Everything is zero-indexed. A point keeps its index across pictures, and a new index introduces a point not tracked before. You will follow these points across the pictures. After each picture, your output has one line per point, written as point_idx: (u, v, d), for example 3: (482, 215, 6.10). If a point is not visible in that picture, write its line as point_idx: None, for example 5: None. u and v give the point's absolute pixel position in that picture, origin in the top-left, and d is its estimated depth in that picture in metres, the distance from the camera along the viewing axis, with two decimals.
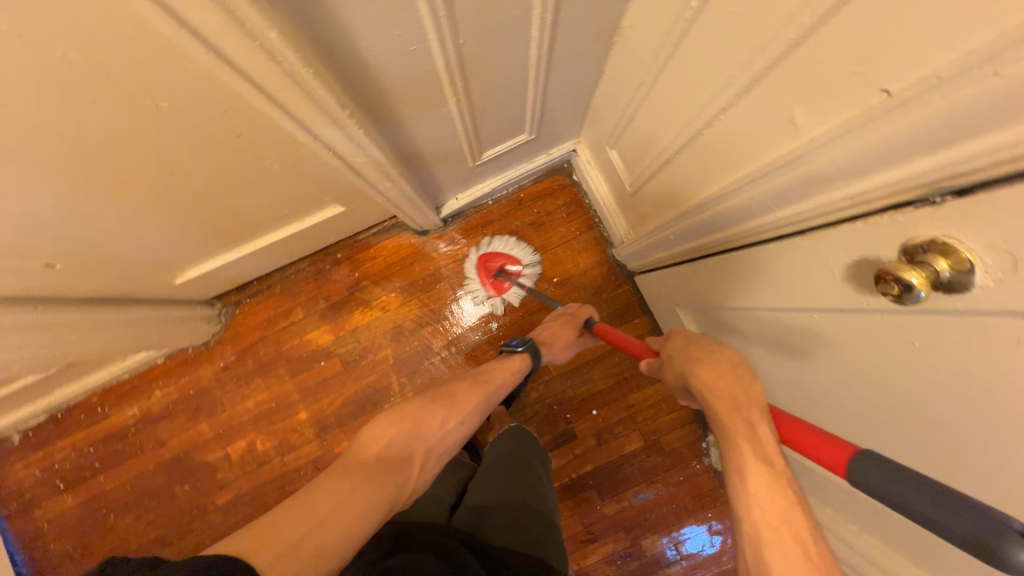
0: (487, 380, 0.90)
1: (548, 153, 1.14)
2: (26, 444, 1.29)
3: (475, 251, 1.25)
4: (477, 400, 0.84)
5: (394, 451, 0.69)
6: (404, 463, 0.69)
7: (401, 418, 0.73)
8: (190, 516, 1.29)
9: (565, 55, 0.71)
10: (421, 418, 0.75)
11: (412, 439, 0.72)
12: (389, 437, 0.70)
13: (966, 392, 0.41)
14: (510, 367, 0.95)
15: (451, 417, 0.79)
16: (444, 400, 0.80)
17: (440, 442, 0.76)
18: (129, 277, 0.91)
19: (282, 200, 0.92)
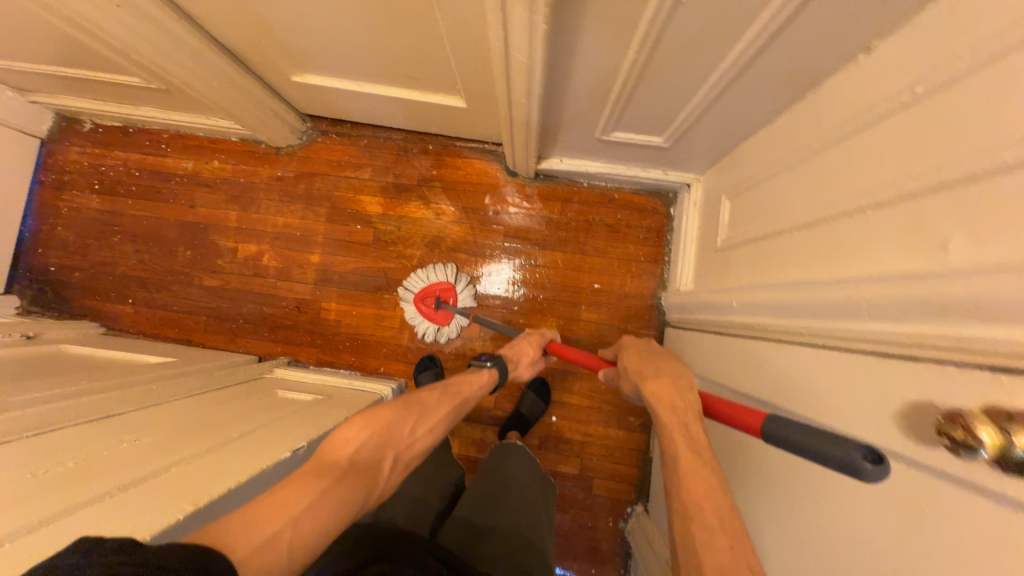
0: (455, 392, 0.82)
1: (664, 173, 1.12)
2: (91, 136, 1.38)
3: (406, 295, 1.24)
4: (446, 408, 0.78)
5: (364, 455, 0.64)
6: (371, 469, 0.63)
7: (375, 417, 0.67)
8: (175, 277, 1.34)
9: (748, 88, 0.70)
10: (399, 419, 0.70)
11: (384, 443, 0.67)
12: (360, 440, 0.65)
13: (768, 471, 0.65)
14: (475, 380, 0.88)
15: (421, 423, 0.73)
16: (413, 409, 0.73)
17: (410, 448, 0.70)
18: (260, 48, 0.94)
19: (424, 66, 0.93)
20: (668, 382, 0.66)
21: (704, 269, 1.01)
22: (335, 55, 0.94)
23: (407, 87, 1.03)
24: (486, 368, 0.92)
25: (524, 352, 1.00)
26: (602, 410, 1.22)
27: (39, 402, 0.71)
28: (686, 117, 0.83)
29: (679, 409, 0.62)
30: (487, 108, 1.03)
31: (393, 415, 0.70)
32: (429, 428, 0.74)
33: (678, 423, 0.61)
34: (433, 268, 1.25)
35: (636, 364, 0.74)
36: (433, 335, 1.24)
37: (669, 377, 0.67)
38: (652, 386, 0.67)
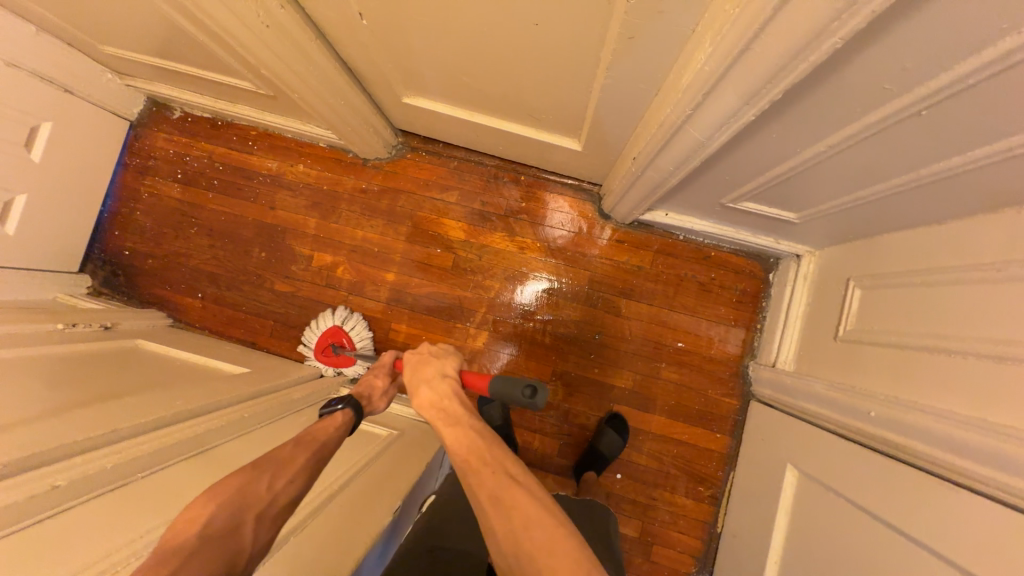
0: (309, 434, 0.70)
1: (775, 242, 1.06)
2: (179, 125, 1.36)
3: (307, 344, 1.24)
4: (309, 455, 0.66)
5: (215, 525, 0.52)
6: (228, 537, 0.52)
7: (220, 483, 0.56)
8: (247, 278, 1.33)
9: (936, 197, 0.64)
10: (246, 481, 0.58)
11: (240, 504, 0.55)
12: (204, 515, 0.53)
13: None
14: (327, 423, 0.75)
15: (280, 471, 0.61)
16: (265, 461, 0.61)
17: (277, 502, 0.58)
18: (385, 71, 0.91)
19: (555, 111, 0.88)
20: (427, 366, 0.76)
21: (815, 353, 0.96)
22: (462, 89, 0.90)
23: (524, 124, 0.99)
24: (340, 410, 0.79)
25: (375, 381, 0.88)
26: (669, 475, 1.17)
27: (138, 432, 0.68)
28: (840, 205, 0.77)
29: (459, 418, 0.67)
30: (604, 155, 0.99)
31: (238, 477, 0.58)
32: (291, 477, 0.61)
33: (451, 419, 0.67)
34: (327, 313, 1.25)
35: (417, 392, 0.73)
36: (343, 378, 1.25)
37: (436, 371, 0.75)
38: (416, 399, 0.72)
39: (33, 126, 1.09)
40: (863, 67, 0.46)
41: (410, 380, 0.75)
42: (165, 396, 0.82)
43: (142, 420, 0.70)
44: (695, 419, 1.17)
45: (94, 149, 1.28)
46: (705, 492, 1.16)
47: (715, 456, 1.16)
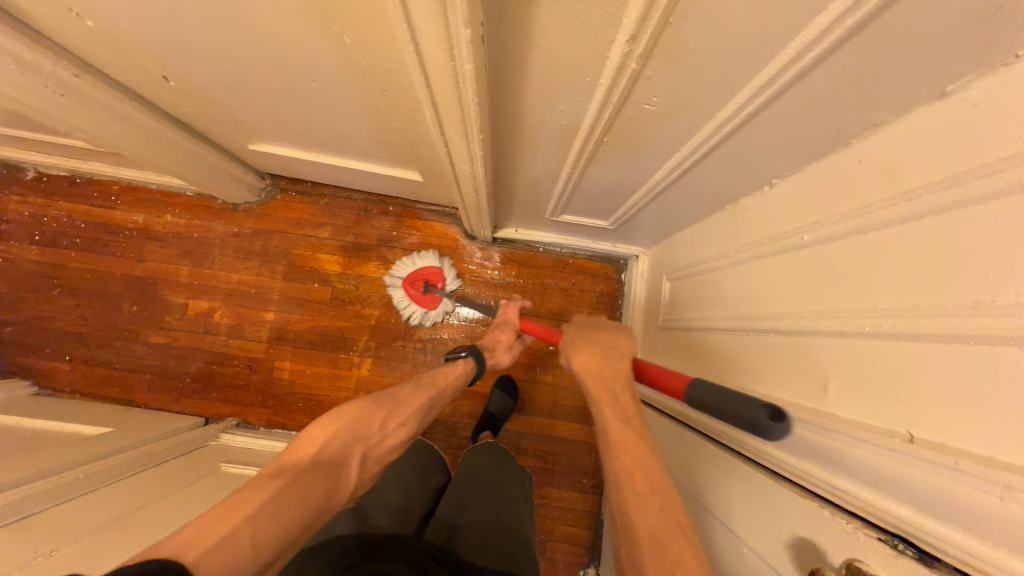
0: (428, 386, 0.88)
1: (615, 245, 1.19)
2: (33, 186, 1.33)
3: (395, 279, 1.25)
4: (417, 404, 0.83)
5: (333, 452, 0.68)
6: (332, 469, 0.66)
7: (341, 416, 0.72)
8: (120, 334, 1.30)
9: (676, 198, 0.76)
10: (366, 419, 0.74)
11: (353, 438, 0.72)
12: (326, 439, 0.68)
13: None
14: (448, 372, 0.94)
15: (392, 416, 0.78)
16: (384, 403, 0.79)
17: (378, 445, 0.75)
18: (216, 124, 0.96)
19: (381, 149, 0.96)
20: (602, 350, 0.75)
21: (650, 341, 1.07)
22: (294, 134, 0.96)
23: (367, 161, 1.06)
24: (461, 359, 0.99)
25: (499, 336, 1.07)
26: (555, 471, 1.24)
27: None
28: (627, 210, 0.89)
29: (629, 415, 0.67)
30: (443, 183, 1.07)
31: (358, 415, 0.74)
32: (398, 425, 0.78)
33: (613, 403, 0.68)
34: (421, 254, 1.26)
35: (579, 357, 0.76)
36: (423, 321, 1.25)
37: (604, 346, 0.76)
38: (581, 357, 0.75)
39: None
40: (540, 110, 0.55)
41: (572, 335, 0.81)
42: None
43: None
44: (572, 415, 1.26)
45: None
46: (589, 482, 1.24)
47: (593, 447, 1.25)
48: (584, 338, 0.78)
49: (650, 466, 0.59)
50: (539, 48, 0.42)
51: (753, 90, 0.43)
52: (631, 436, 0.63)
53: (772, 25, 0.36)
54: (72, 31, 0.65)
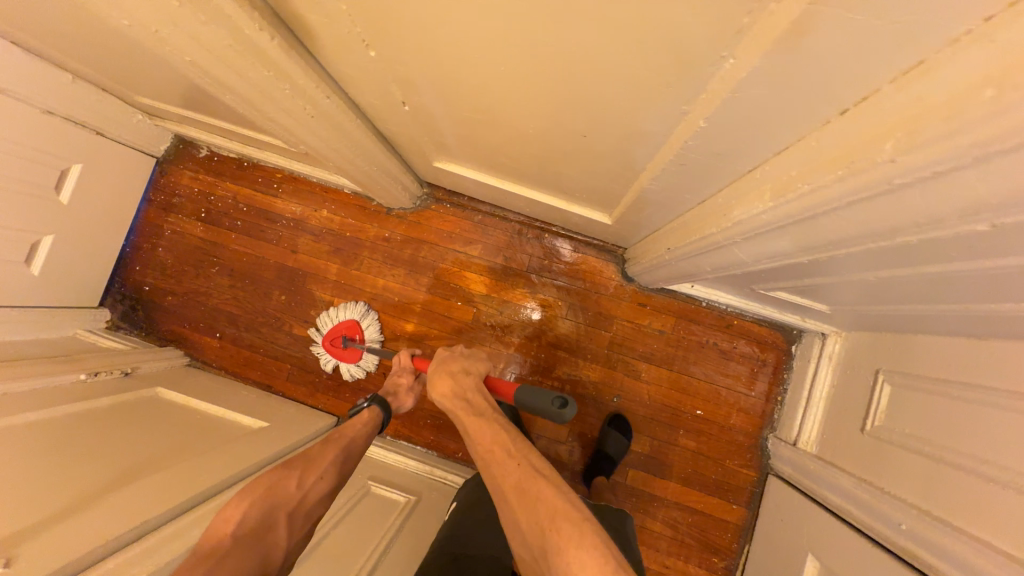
0: (336, 436, 0.89)
1: (801, 319, 1.07)
2: (205, 164, 1.37)
3: (316, 337, 1.28)
4: (331, 454, 0.84)
5: (252, 525, 0.68)
6: (260, 539, 0.67)
7: (252, 491, 0.72)
8: (265, 320, 1.33)
9: (975, 321, 0.64)
10: (275, 483, 0.75)
11: (273, 504, 0.72)
12: (241, 513, 0.69)
13: None
14: (356, 418, 0.95)
15: (308, 474, 0.78)
16: (294, 467, 0.79)
17: (304, 500, 0.75)
18: (420, 142, 0.92)
19: (586, 192, 0.89)
20: (450, 379, 0.87)
21: (838, 440, 0.96)
22: (497, 163, 0.91)
23: (555, 196, 1.00)
24: (368, 408, 0.98)
25: (399, 380, 1.10)
26: (685, 544, 1.16)
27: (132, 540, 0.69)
28: (874, 307, 0.77)
29: (506, 442, 0.74)
30: (632, 229, 0.99)
31: (265, 482, 0.74)
32: (319, 473, 0.79)
33: (465, 410, 0.82)
34: (341, 305, 1.28)
35: (436, 388, 0.87)
36: (343, 374, 1.27)
37: (472, 367, 0.91)
38: (439, 390, 0.86)
39: (63, 169, 1.09)
40: None
41: (437, 375, 0.88)
42: (172, 475, 0.83)
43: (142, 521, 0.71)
44: (711, 488, 1.17)
45: (120, 188, 1.29)
46: (719, 562, 1.15)
47: (730, 528, 1.15)
48: (451, 365, 0.90)
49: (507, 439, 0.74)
50: None
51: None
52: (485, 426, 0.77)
53: None
54: (353, 58, 0.61)
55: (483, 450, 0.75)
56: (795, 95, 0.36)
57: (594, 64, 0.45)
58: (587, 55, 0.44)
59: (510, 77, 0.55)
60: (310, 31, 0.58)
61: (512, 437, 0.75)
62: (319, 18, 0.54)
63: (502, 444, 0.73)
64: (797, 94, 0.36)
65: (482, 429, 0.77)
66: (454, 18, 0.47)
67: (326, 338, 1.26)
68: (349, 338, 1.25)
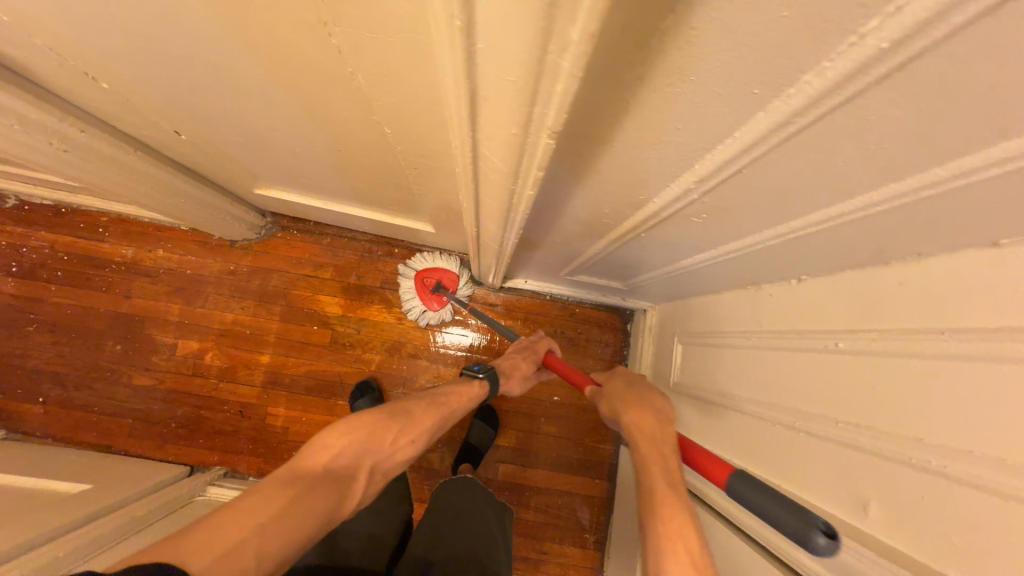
0: (443, 401, 0.81)
1: (624, 299, 1.20)
2: (13, 214, 1.25)
3: (406, 268, 1.21)
4: (432, 420, 0.76)
5: (336, 469, 0.60)
6: (346, 479, 0.60)
7: (359, 423, 0.66)
8: (101, 374, 1.23)
9: (700, 275, 0.77)
10: (379, 428, 0.68)
11: (364, 453, 0.64)
12: (336, 450, 0.62)
13: None
14: (464, 394, 0.86)
15: (407, 433, 0.71)
16: (399, 417, 0.72)
17: (391, 460, 0.68)
18: (224, 169, 0.92)
19: (395, 203, 0.95)
20: (649, 409, 0.65)
21: None
22: (306, 182, 0.94)
23: (379, 210, 1.05)
24: (477, 380, 0.89)
25: (518, 364, 0.97)
26: (558, 526, 1.22)
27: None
28: (646, 276, 0.89)
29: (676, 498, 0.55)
30: (456, 234, 1.06)
31: (372, 424, 0.67)
32: (411, 439, 0.72)
33: (660, 462, 0.58)
34: (442, 255, 1.22)
35: (629, 418, 0.66)
36: (419, 317, 1.22)
37: (654, 401, 0.67)
38: (635, 413, 0.66)
39: None
40: (581, 210, 0.55)
41: (622, 390, 0.71)
42: None
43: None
44: (576, 468, 1.24)
45: None
46: (590, 537, 1.22)
47: (596, 502, 1.23)
48: (632, 390, 0.71)
49: (693, 530, 0.51)
50: (598, 172, 0.42)
51: (808, 224, 0.41)
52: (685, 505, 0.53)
53: (816, 195, 0.35)
54: (84, 90, 0.61)
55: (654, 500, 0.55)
56: (398, 98, 0.44)
57: (281, 78, 0.50)
58: (267, 71, 0.49)
59: (239, 99, 0.59)
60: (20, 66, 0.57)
61: (684, 502, 0.53)
62: (19, 56, 0.54)
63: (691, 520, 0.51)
64: (400, 98, 0.44)
65: (678, 497, 0.54)
66: (141, 47, 0.50)
67: (419, 274, 1.20)
68: (440, 284, 1.21)
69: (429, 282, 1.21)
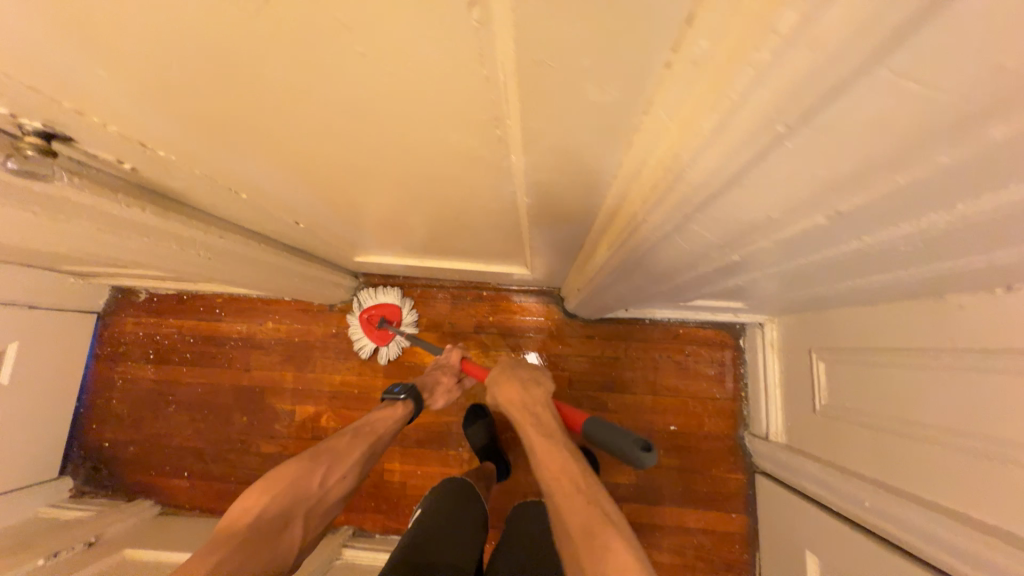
0: (368, 431, 0.87)
1: (735, 315, 1.11)
2: (146, 306, 1.40)
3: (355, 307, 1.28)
4: (357, 450, 0.84)
5: (270, 519, 0.68)
6: (279, 527, 0.69)
7: (278, 476, 0.74)
8: (232, 445, 1.32)
9: (859, 293, 0.68)
10: (304, 474, 0.75)
11: (292, 497, 0.72)
12: (262, 506, 0.69)
13: None
14: (388, 415, 0.92)
15: (331, 469, 0.79)
16: (322, 457, 0.79)
17: (321, 498, 0.76)
18: (331, 246, 0.96)
19: (495, 253, 0.94)
20: (503, 375, 0.88)
21: (801, 425, 0.97)
22: (407, 246, 0.96)
23: (474, 260, 1.05)
24: (401, 402, 0.94)
25: (440, 378, 1.05)
26: (696, 567, 1.13)
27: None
28: (778, 296, 0.81)
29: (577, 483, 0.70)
30: (553, 273, 1.04)
31: (297, 471, 0.75)
32: (340, 475, 0.80)
33: (533, 420, 0.80)
34: (384, 288, 1.28)
35: (504, 397, 0.85)
36: (374, 357, 1.27)
37: (513, 371, 0.89)
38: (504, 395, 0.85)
39: None
40: None
41: (500, 381, 0.88)
42: None
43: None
44: (707, 502, 1.15)
45: (63, 351, 1.30)
46: None
47: (736, 538, 1.13)
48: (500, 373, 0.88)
49: (581, 479, 0.71)
50: None
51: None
52: (550, 449, 0.75)
53: None
54: (225, 203, 0.66)
55: (552, 481, 0.72)
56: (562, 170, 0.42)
57: (420, 169, 0.50)
58: (409, 166, 0.49)
59: (372, 189, 0.60)
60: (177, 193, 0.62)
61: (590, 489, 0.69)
62: (181, 185, 0.59)
63: (574, 477, 0.70)
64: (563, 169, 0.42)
65: (552, 451, 0.75)
66: (288, 162, 0.52)
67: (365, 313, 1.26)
68: (387, 320, 1.26)
69: (377, 319, 1.26)
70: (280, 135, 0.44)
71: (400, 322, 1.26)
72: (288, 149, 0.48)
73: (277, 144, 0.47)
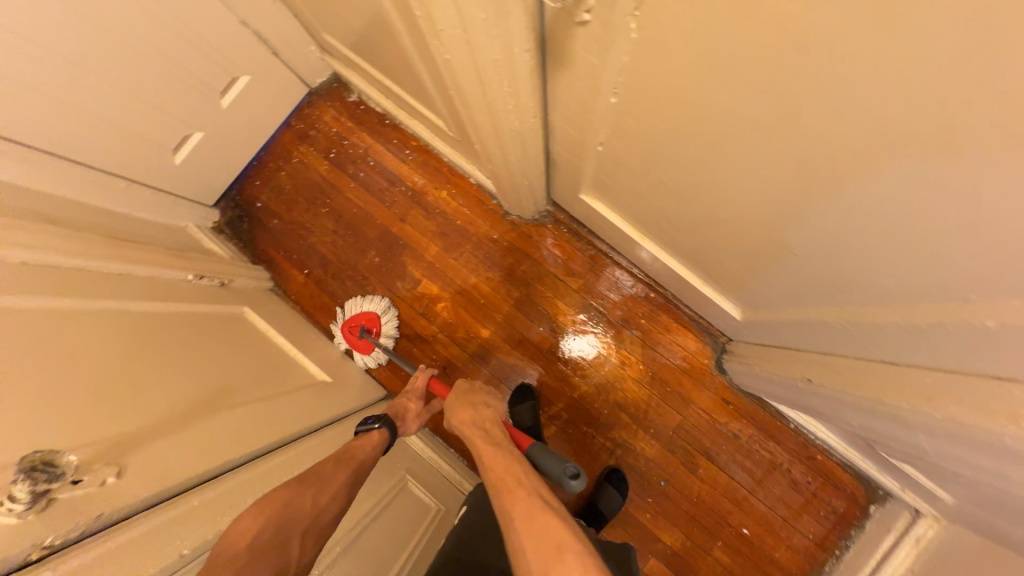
0: (349, 455, 0.76)
1: (900, 487, 0.98)
2: (351, 109, 1.40)
3: (338, 318, 1.30)
4: (344, 473, 0.71)
5: (263, 539, 0.55)
6: (278, 549, 0.55)
7: (271, 496, 0.60)
8: (354, 274, 1.35)
9: None
10: (292, 492, 0.63)
11: (286, 517, 0.59)
12: (251, 525, 0.56)
13: None
14: (369, 441, 0.82)
15: (320, 490, 0.66)
16: (308, 478, 0.66)
17: (322, 520, 0.62)
18: (584, 174, 0.88)
19: (737, 286, 0.83)
20: (470, 405, 0.86)
21: None
22: (654, 222, 0.87)
23: (694, 272, 0.96)
24: (375, 430, 0.85)
25: (409, 404, 0.98)
26: None
27: (215, 476, 0.64)
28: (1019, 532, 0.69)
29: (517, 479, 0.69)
30: (759, 334, 0.93)
31: (284, 492, 0.62)
32: (334, 494, 0.67)
33: (473, 425, 0.82)
34: (370, 297, 1.30)
35: (454, 413, 0.85)
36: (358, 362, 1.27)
37: (476, 401, 0.87)
38: (457, 416, 0.84)
39: (234, 77, 1.14)
40: None
41: (457, 404, 0.86)
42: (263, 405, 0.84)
43: (225, 454, 0.67)
44: None
45: (271, 105, 1.33)
46: None
47: None
48: (461, 404, 0.86)
49: (524, 475, 0.70)
50: None
51: None
52: (495, 453, 0.75)
53: None
54: (588, 93, 0.58)
55: (495, 487, 0.70)
56: None
57: (913, 218, 0.39)
58: (912, 208, 0.39)
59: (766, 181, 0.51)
60: (565, 61, 0.54)
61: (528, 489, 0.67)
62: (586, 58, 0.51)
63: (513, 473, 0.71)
64: None
65: (495, 456, 0.75)
66: (759, 119, 0.43)
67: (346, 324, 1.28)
68: (367, 330, 1.26)
69: (359, 326, 1.27)
70: (861, 102, 0.34)
71: (381, 335, 1.27)
72: (807, 116, 0.39)
73: (814, 105, 0.37)
